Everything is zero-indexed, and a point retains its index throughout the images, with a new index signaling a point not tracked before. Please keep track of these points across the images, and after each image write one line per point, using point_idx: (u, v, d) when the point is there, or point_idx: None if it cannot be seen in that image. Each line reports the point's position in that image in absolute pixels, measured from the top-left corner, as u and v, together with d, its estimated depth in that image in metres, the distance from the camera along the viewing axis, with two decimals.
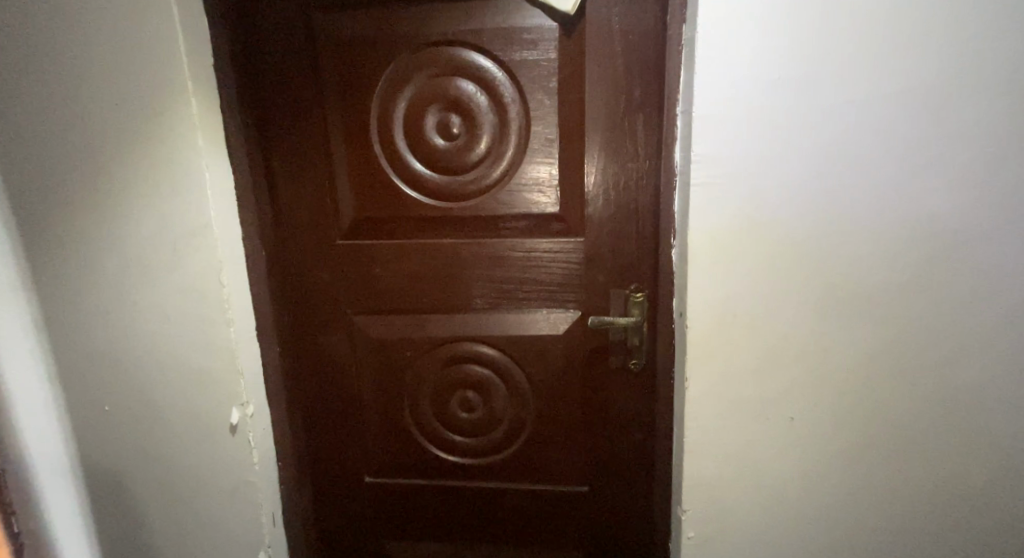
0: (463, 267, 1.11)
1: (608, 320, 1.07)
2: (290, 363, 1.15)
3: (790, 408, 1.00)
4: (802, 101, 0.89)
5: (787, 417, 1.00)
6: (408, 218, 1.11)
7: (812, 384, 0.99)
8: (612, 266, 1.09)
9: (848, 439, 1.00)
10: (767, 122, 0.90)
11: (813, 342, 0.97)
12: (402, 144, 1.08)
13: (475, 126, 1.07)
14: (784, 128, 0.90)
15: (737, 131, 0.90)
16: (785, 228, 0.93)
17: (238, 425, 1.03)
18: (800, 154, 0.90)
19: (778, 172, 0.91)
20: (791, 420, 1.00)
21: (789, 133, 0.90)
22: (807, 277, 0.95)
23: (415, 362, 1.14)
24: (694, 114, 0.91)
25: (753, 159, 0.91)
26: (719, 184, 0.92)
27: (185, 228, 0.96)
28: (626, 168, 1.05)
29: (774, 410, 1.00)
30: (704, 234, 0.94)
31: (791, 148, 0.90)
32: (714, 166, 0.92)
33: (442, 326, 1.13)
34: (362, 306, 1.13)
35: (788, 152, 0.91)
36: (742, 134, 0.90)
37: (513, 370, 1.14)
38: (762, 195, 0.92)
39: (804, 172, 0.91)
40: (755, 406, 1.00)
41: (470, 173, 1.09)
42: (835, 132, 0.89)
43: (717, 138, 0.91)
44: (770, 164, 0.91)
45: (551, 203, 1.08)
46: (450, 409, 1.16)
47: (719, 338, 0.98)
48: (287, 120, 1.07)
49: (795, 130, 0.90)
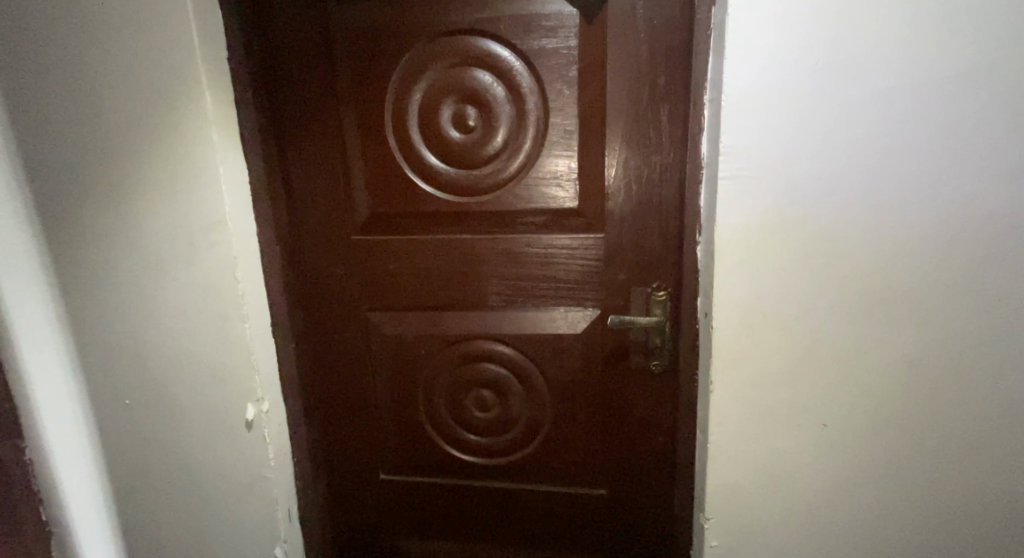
0: (480, 262, 1.08)
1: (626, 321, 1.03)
2: (304, 359, 1.14)
3: (822, 414, 0.94)
4: (841, 88, 0.82)
5: (819, 424, 0.95)
6: (423, 213, 1.08)
7: (846, 390, 0.93)
8: (634, 262, 1.05)
9: (883, 448, 0.94)
10: (801, 110, 0.84)
11: (847, 346, 0.91)
12: (417, 137, 1.06)
13: (492, 117, 1.04)
14: (820, 117, 0.84)
15: (769, 120, 0.85)
16: (820, 223, 0.87)
17: (254, 421, 1.03)
18: (838, 145, 0.84)
19: (813, 164, 0.85)
20: (822, 427, 0.95)
21: (824, 123, 0.84)
22: (842, 276, 0.89)
23: (430, 360, 1.12)
24: (723, 103, 0.85)
25: (788, 148, 0.85)
26: (749, 176, 0.87)
27: (202, 223, 0.96)
28: (649, 161, 1.01)
29: (805, 416, 0.95)
30: (732, 229, 0.89)
31: (829, 139, 0.84)
32: (745, 157, 0.86)
33: (457, 323, 1.11)
34: (378, 303, 1.12)
35: (826, 142, 0.84)
36: (776, 122, 0.85)
37: (531, 369, 1.10)
38: (796, 188, 0.86)
39: (843, 164, 0.85)
40: (784, 412, 0.95)
41: (486, 167, 1.06)
42: (879, 120, 0.83)
43: (747, 129, 0.85)
44: (803, 156, 0.85)
45: (569, 196, 1.05)
46: (466, 408, 1.14)
47: (746, 339, 0.93)
48: (302, 112, 1.06)
49: (833, 118, 0.84)
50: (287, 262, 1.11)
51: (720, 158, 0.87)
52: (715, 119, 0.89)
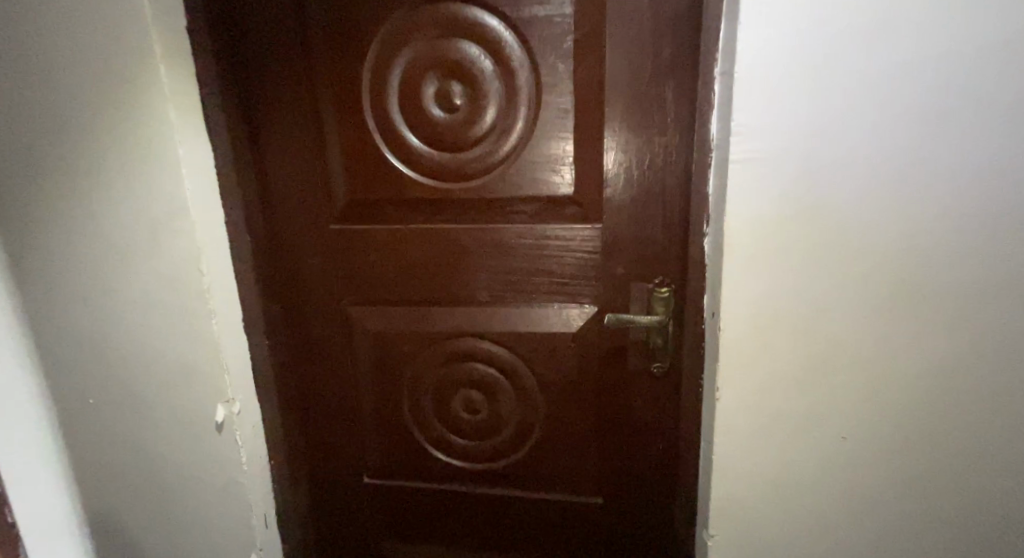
0: (468, 254, 1.00)
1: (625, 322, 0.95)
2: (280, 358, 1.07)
3: (842, 426, 0.85)
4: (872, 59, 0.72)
5: (838, 436, 0.85)
6: (406, 200, 1.00)
7: (869, 400, 0.83)
8: (634, 255, 0.95)
9: (910, 463, 0.85)
10: (825, 85, 0.74)
11: (871, 352, 0.81)
12: (399, 117, 0.97)
13: (479, 95, 0.94)
14: (847, 93, 0.74)
15: (789, 96, 0.74)
16: (844, 213, 0.77)
17: (224, 424, 0.96)
18: (867, 125, 0.74)
19: (838, 146, 0.75)
20: (843, 439, 0.85)
21: (851, 99, 0.74)
22: (867, 274, 0.79)
23: (414, 358, 1.05)
24: (737, 76, 0.75)
25: (809, 128, 0.75)
26: (764, 161, 0.77)
27: (162, 212, 0.88)
28: (652, 143, 0.91)
29: (823, 428, 0.85)
30: (744, 222, 0.79)
31: (855, 118, 0.74)
32: (760, 138, 0.76)
33: (443, 319, 1.03)
34: (358, 297, 1.04)
35: (853, 122, 0.74)
36: (797, 98, 0.74)
37: (522, 370, 1.02)
38: (818, 173, 0.76)
39: (872, 146, 0.75)
40: (800, 424, 0.85)
41: (473, 150, 0.97)
42: (912, 97, 0.73)
43: (763, 106, 0.75)
44: (827, 138, 0.75)
45: (565, 183, 0.96)
46: (453, 410, 1.06)
47: (758, 344, 0.83)
48: (274, 90, 0.97)
49: (863, 94, 0.73)
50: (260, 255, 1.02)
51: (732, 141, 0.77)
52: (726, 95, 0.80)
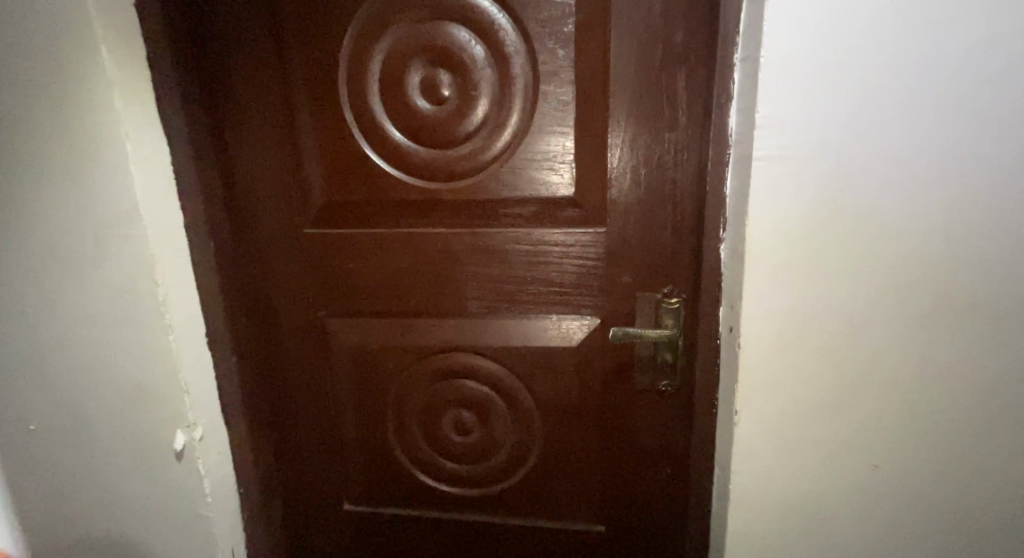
0: (458, 261, 0.91)
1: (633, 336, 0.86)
2: (250, 376, 0.96)
3: (873, 453, 0.76)
4: (911, 44, 0.66)
5: (870, 464, 0.76)
6: (389, 202, 0.91)
7: (903, 424, 0.75)
8: (641, 262, 0.87)
9: (947, 493, 0.77)
10: (858, 73, 0.67)
11: (906, 371, 0.74)
12: (380, 109, 0.87)
13: (470, 84, 0.85)
14: (883, 81, 0.67)
15: (819, 84, 0.68)
16: (879, 216, 0.71)
17: (184, 451, 0.86)
18: (902, 117, 0.68)
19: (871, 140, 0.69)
20: (875, 467, 0.76)
21: (887, 89, 0.67)
22: (902, 284, 0.72)
23: (398, 375, 0.95)
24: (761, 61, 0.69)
25: (840, 120, 0.69)
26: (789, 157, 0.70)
27: (109, 214, 0.77)
28: (659, 138, 0.83)
29: (853, 455, 0.76)
30: (765, 224, 0.73)
31: (888, 111, 0.68)
32: (787, 130, 0.70)
33: (431, 333, 0.93)
34: (336, 308, 0.95)
35: (886, 115, 0.68)
36: (826, 88, 0.68)
37: (517, 388, 0.93)
38: (850, 170, 0.70)
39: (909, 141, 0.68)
40: (827, 450, 0.77)
41: (464, 147, 0.88)
42: (949, 88, 0.67)
43: (790, 96, 0.69)
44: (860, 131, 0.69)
45: (564, 183, 0.87)
46: (442, 431, 0.97)
47: (780, 360, 0.76)
48: (241, 77, 0.87)
49: (897, 83, 0.67)
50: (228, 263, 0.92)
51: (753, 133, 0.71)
52: (749, 86, 0.72)
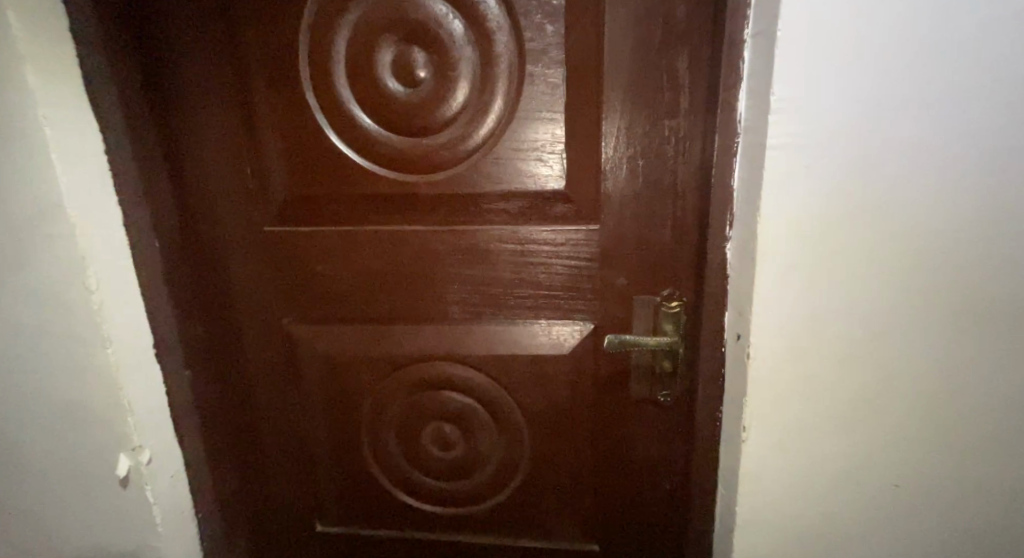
0: (437, 261, 0.82)
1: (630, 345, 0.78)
2: (207, 391, 0.86)
3: (895, 472, 0.69)
4: (947, 17, 0.58)
5: (891, 483, 0.70)
6: (360, 197, 0.82)
7: (929, 441, 0.68)
8: (638, 262, 0.79)
9: (975, 514, 0.70)
10: (887, 50, 0.59)
11: (934, 382, 0.67)
12: (348, 92, 0.78)
13: (448, 64, 0.76)
14: (914, 59, 0.59)
15: (844, 64, 0.60)
16: (908, 211, 0.63)
17: (130, 475, 0.77)
18: (936, 100, 0.60)
19: (900, 126, 0.61)
20: (896, 487, 0.70)
21: (918, 67, 0.59)
22: (932, 287, 0.64)
23: (373, 386, 0.87)
24: (778, 36, 0.60)
25: (869, 104, 0.61)
26: (808, 147, 0.62)
27: (32, 212, 0.68)
28: (656, 125, 0.76)
29: (872, 474, 0.70)
30: (780, 221, 0.65)
31: (921, 93, 0.60)
32: (805, 115, 0.62)
33: (407, 341, 0.85)
34: (304, 313, 0.86)
35: (917, 98, 0.60)
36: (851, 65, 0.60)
37: (503, 400, 0.85)
38: (876, 160, 0.62)
39: (943, 127, 0.61)
40: (844, 468, 0.70)
41: (442, 135, 0.79)
42: (989, 69, 0.59)
43: (811, 77, 0.60)
44: (888, 116, 0.61)
45: (554, 175, 0.79)
46: (422, 446, 0.89)
47: (793, 372, 0.68)
48: (188, 56, 0.77)
49: (932, 61, 0.59)
50: (179, 266, 0.82)
51: (767, 118, 0.63)
52: (761, 64, 0.65)
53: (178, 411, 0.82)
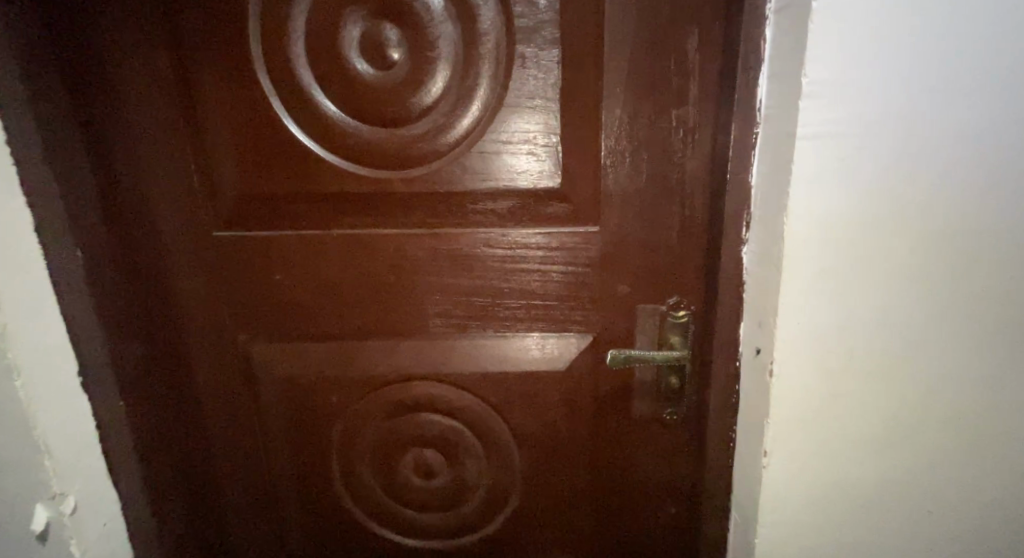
0: (415, 269, 0.73)
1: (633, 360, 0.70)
2: (152, 431, 0.74)
3: (930, 497, 0.63)
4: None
5: (925, 510, 0.64)
6: (324, 196, 0.72)
7: (968, 462, 0.62)
8: (641, 267, 0.71)
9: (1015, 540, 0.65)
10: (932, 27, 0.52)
11: (976, 400, 0.60)
12: (308, 74, 0.68)
13: (425, 43, 0.67)
14: (962, 38, 0.52)
15: (884, 43, 0.52)
16: (956, 210, 0.55)
17: (49, 529, 0.66)
18: (987, 86, 0.53)
19: (946, 114, 0.54)
20: (931, 514, 0.64)
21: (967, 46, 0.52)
22: (979, 296, 0.57)
23: (345, 410, 0.78)
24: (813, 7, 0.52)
25: (912, 89, 0.53)
26: (843, 137, 0.54)
27: None
28: (662, 114, 0.67)
29: (906, 501, 0.63)
30: (810, 223, 0.57)
31: (969, 77, 0.53)
32: (838, 100, 0.54)
33: (382, 358, 0.76)
34: (261, 329, 0.76)
35: (965, 84, 0.53)
36: (891, 45, 0.52)
37: (491, 422, 0.77)
38: (919, 153, 0.55)
39: (994, 115, 0.54)
40: (876, 495, 0.63)
41: (418, 125, 0.70)
42: None
43: (847, 56, 0.53)
44: (932, 103, 0.54)
45: (547, 171, 0.70)
46: (400, 475, 0.79)
47: (823, 391, 0.60)
48: (117, 33, 0.66)
49: (983, 40, 0.52)
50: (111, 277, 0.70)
51: (796, 103, 0.55)
52: (785, 43, 0.57)
53: (110, 453, 0.70)
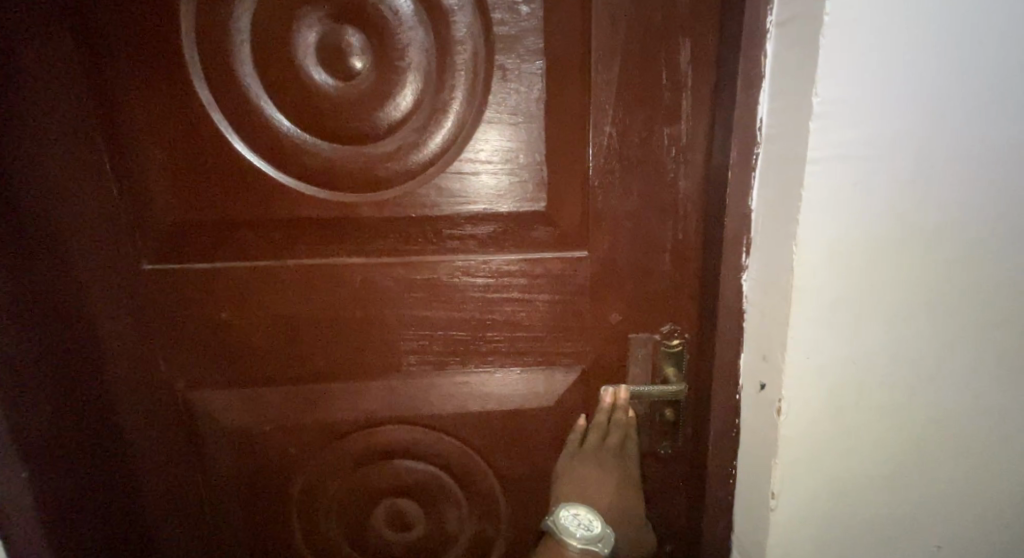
0: (385, 304, 0.66)
1: (631, 414, 0.69)
2: (74, 498, 0.62)
3: (937, 532, 0.62)
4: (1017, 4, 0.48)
5: (932, 545, 0.63)
6: (278, 223, 0.63)
7: (972, 496, 0.61)
8: (631, 294, 0.66)
9: None
10: (951, 43, 0.48)
11: (979, 430, 0.59)
12: (256, 85, 0.59)
13: (393, 52, 0.59)
14: (980, 54, 0.49)
15: (904, 59, 0.48)
16: (969, 236, 0.53)
17: None
18: (1003, 105, 0.50)
19: (963, 135, 0.51)
20: (937, 549, 0.63)
21: (984, 63, 0.49)
22: (986, 324, 0.56)
23: (308, 461, 0.70)
24: (827, 17, 0.47)
25: (930, 109, 0.50)
26: (859, 159, 0.50)
27: None
28: (654, 131, 0.62)
29: (913, 537, 0.62)
30: (822, 253, 0.52)
31: (986, 97, 0.50)
32: (850, 122, 0.49)
33: (349, 403, 0.69)
34: (204, 373, 0.67)
35: (982, 103, 0.50)
36: (910, 61, 0.48)
37: (472, 465, 0.71)
38: (937, 176, 0.51)
39: (1008, 136, 0.51)
40: (883, 532, 0.61)
41: (386, 143, 0.62)
42: None
43: (863, 71, 0.48)
44: (949, 122, 0.50)
45: (531, 193, 0.63)
46: (373, 527, 0.73)
47: (833, 429, 0.57)
48: (24, 44, 0.57)
49: (1000, 58, 0.49)
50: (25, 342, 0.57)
51: (805, 125, 0.50)
52: (791, 60, 0.51)
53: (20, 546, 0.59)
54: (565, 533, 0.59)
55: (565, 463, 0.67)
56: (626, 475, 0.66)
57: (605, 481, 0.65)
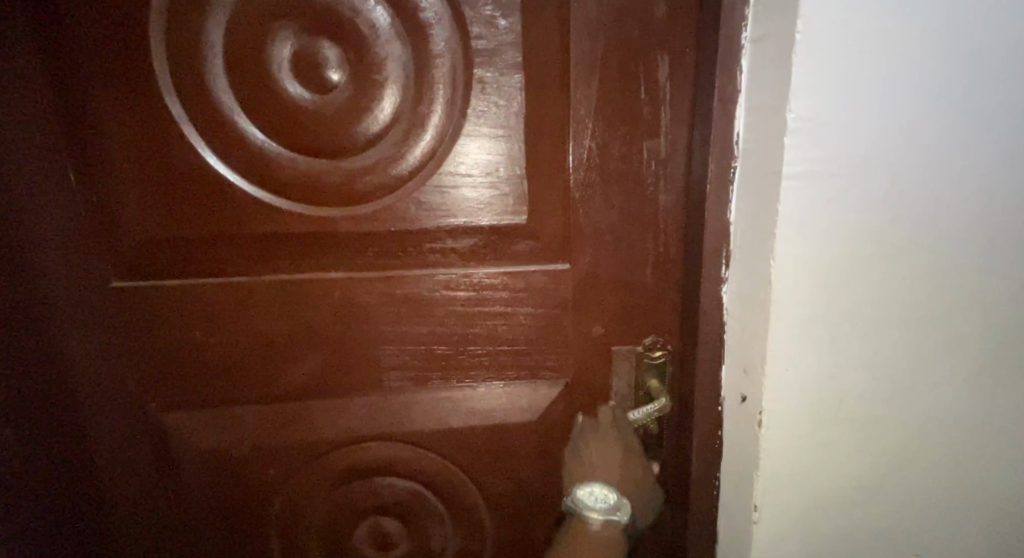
0: (365, 320, 0.65)
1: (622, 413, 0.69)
2: None
3: (914, 540, 0.63)
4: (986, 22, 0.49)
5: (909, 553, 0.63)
6: (253, 239, 0.62)
7: (948, 504, 0.62)
8: (612, 307, 0.66)
9: None
10: (923, 60, 0.49)
11: (954, 439, 0.60)
12: (228, 99, 0.58)
13: (370, 66, 0.58)
14: (950, 70, 0.50)
15: (877, 74, 0.49)
16: (942, 249, 0.54)
17: None
18: (973, 120, 0.51)
19: (935, 149, 0.51)
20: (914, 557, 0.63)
21: (954, 79, 0.50)
22: (960, 334, 0.57)
23: (287, 482, 0.69)
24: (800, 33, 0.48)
25: (902, 124, 0.50)
26: (835, 173, 0.50)
27: None
28: (633, 145, 0.62)
29: (891, 545, 0.63)
30: (801, 267, 0.53)
31: (957, 113, 0.51)
32: (825, 136, 0.50)
33: (328, 422, 0.68)
34: (178, 393, 0.65)
35: (953, 118, 0.51)
36: (883, 76, 0.49)
37: (455, 482, 0.71)
38: (910, 190, 0.52)
39: (978, 150, 0.52)
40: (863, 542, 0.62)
41: (363, 157, 0.61)
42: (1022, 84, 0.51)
43: (838, 88, 0.49)
44: (922, 136, 0.51)
45: (512, 206, 0.63)
46: (354, 548, 0.72)
47: (813, 440, 0.57)
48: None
49: (970, 75, 0.50)
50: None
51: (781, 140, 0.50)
52: (767, 75, 0.52)
53: None
54: (586, 508, 0.64)
55: (573, 456, 0.69)
56: (631, 449, 0.68)
57: (610, 456, 0.67)
